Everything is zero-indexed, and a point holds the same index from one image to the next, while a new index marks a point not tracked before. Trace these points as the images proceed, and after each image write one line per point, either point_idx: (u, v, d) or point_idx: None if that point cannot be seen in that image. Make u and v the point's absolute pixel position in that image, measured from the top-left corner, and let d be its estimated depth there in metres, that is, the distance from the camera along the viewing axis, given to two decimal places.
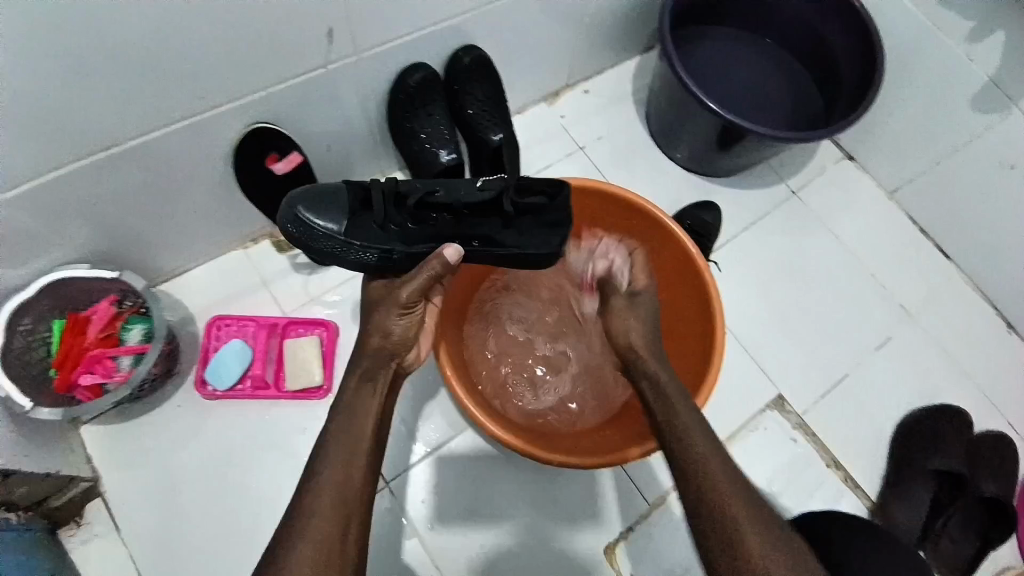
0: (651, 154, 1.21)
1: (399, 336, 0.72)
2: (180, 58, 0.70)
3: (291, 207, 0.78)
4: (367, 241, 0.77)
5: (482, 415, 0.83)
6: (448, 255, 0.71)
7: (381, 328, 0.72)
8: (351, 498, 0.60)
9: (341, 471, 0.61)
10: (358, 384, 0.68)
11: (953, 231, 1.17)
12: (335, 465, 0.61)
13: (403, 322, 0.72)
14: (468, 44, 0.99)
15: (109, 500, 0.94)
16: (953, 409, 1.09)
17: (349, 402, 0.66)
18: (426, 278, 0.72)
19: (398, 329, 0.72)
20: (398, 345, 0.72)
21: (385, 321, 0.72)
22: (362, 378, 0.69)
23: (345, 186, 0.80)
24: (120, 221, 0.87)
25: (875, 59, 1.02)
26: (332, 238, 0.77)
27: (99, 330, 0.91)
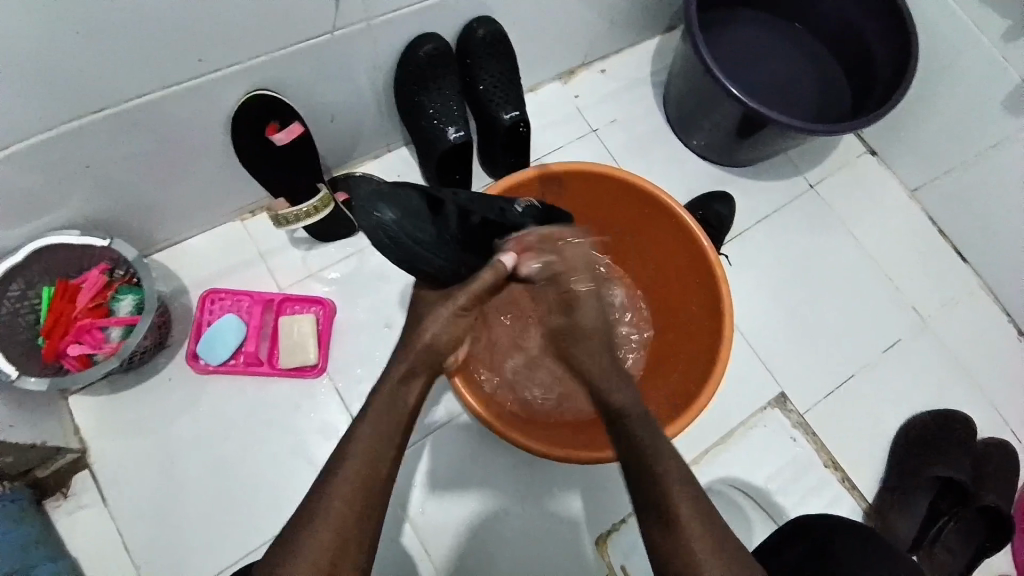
0: (667, 140, 1.16)
1: (449, 336, 0.67)
2: (178, 20, 0.66)
3: (372, 202, 0.69)
4: (450, 248, 0.72)
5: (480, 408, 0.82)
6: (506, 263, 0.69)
7: (433, 324, 0.66)
8: (366, 491, 0.58)
9: (367, 463, 0.59)
10: (402, 379, 0.64)
11: (973, 234, 1.14)
12: (363, 457, 0.59)
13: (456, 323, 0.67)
14: (484, 16, 0.93)
15: (97, 472, 0.92)
16: (960, 416, 1.06)
17: (388, 395, 0.63)
18: (486, 283, 0.68)
19: (450, 328, 0.67)
20: (448, 345, 0.68)
21: (437, 317, 0.66)
22: (409, 369, 0.65)
23: (412, 186, 0.73)
24: (112, 187, 0.83)
25: (910, 53, 0.97)
26: (416, 240, 0.70)
27: (89, 299, 0.88)
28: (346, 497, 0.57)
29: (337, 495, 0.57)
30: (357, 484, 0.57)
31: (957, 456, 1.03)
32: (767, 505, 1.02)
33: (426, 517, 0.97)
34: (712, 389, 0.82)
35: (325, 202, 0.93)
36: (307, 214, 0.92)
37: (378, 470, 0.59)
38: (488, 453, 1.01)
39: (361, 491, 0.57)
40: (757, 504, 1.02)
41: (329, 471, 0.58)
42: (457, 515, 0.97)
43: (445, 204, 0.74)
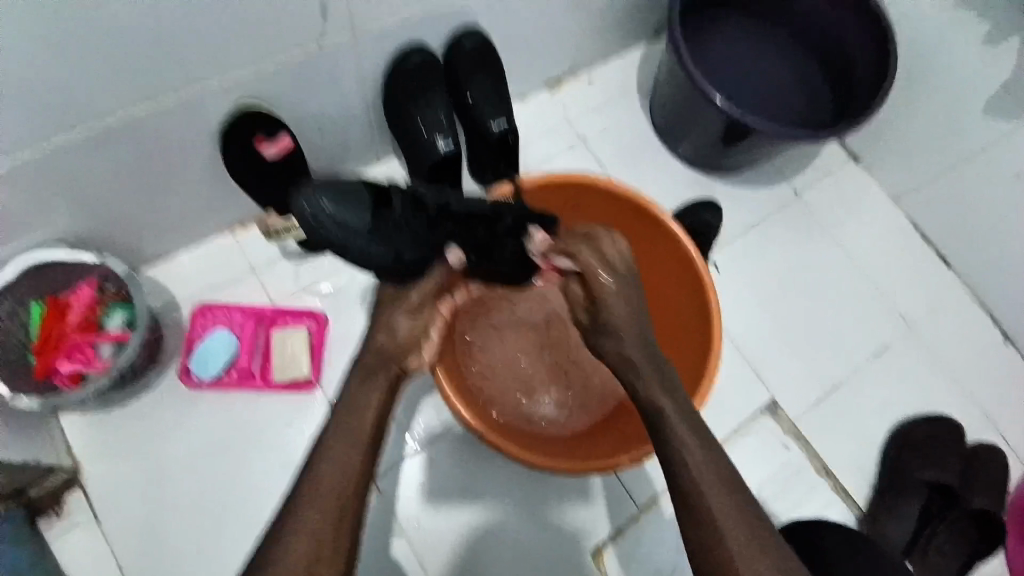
0: (654, 148, 1.18)
1: (404, 333, 0.72)
2: (164, 36, 0.66)
3: (312, 191, 0.72)
4: (383, 238, 0.72)
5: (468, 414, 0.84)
6: (454, 260, 0.75)
7: (387, 326, 0.72)
8: (343, 498, 0.60)
9: (341, 473, 0.60)
10: (361, 385, 0.67)
11: (956, 239, 1.16)
12: (338, 466, 0.61)
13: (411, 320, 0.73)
14: (470, 26, 0.95)
15: (90, 490, 0.92)
16: (947, 420, 1.07)
17: (349, 398, 0.66)
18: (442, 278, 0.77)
19: (402, 326, 0.72)
20: (403, 347, 0.72)
21: (391, 318, 0.72)
22: (366, 373, 0.68)
23: (366, 183, 0.75)
24: (102, 203, 0.84)
25: (888, 59, 0.99)
26: (348, 230, 0.71)
27: (80, 315, 0.88)
28: (325, 507, 0.58)
29: (309, 501, 0.58)
30: (328, 493, 0.59)
31: (948, 459, 1.04)
32: None
33: (417, 529, 0.97)
34: (694, 406, 0.82)
35: None
36: None
37: (354, 475, 0.61)
38: (479, 464, 1.00)
39: (332, 501, 0.59)
40: None
41: (305, 481, 0.60)
42: (451, 527, 0.97)
43: (394, 197, 0.75)
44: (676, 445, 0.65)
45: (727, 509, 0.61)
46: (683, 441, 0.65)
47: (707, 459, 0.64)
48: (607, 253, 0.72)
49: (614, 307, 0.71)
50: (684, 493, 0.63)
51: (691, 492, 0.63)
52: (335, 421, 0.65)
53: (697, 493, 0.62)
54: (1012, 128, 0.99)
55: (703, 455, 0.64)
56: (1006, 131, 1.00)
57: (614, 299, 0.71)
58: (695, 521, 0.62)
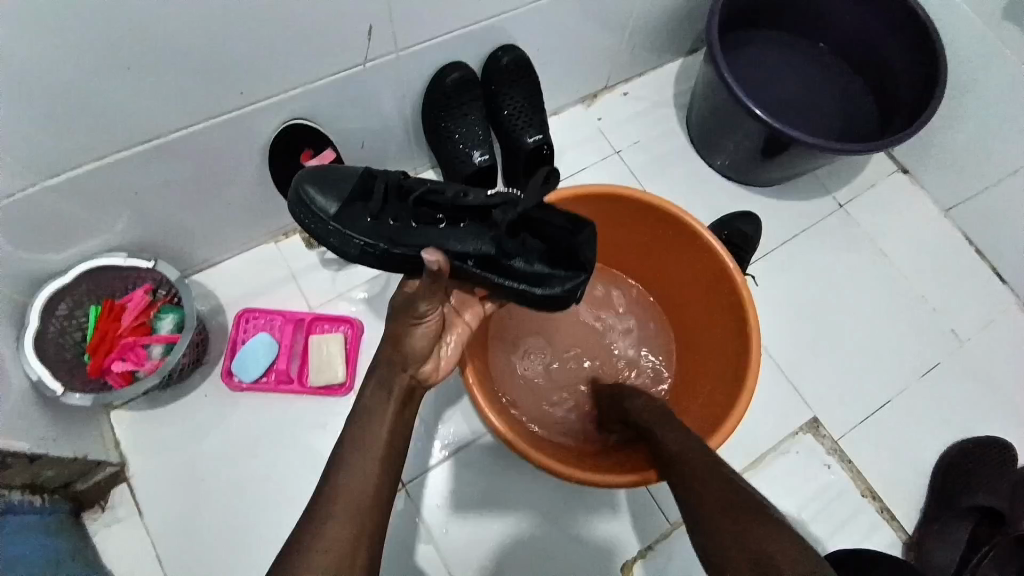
0: (690, 161, 1.17)
1: (416, 345, 0.69)
2: (219, 56, 0.70)
3: (299, 183, 0.79)
4: (357, 228, 0.75)
5: (502, 425, 0.82)
6: (427, 259, 0.62)
7: (395, 338, 0.69)
8: (368, 504, 0.59)
9: (366, 477, 0.61)
10: (376, 393, 0.66)
11: (1013, 254, 1.10)
12: (361, 471, 0.61)
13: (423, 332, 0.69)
14: (508, 44, 0.96)
15: (134, 485, 0.95)
16: (1000, 443, 1.01)
17: (366, 405, 0.65)
18: (435, 288, 0.66)
19: (415, 340, 0.69)
20: (415, 355, 0.69)
21: (400, 330, 0.69)
22: (381, 383, 0.67)
23: (358, 173, 0.80)
24: (156, 212, 0.88)
25: (938, 70, 0.96)
26: (325, 219, 0.76)
27: (132, 318, 0.93)
28: (350, 510, 0.58)
29: (334, 507, 0.58)
30: (351, 498, 0.59)
31: (1000, 484, 0.96)
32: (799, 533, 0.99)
33: (445, 538, 0.96)
34: (735, 419, 0.80)
35: None
36: None
37: (378, 479, 0.61)
38: (506, 475, 1.00)
39: (353, 505, 0.59)
40: None
41: (333, 486, 0.60)
42: (478, 537, 0.97)
43: (377, 186, 0.77)
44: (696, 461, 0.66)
45: (748, 522, 0.58)
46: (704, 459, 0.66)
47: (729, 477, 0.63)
48: None
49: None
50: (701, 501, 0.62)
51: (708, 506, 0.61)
52: (356, 427, 0.64)
53: (719, 505, 0.61)
54: None
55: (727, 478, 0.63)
56: None
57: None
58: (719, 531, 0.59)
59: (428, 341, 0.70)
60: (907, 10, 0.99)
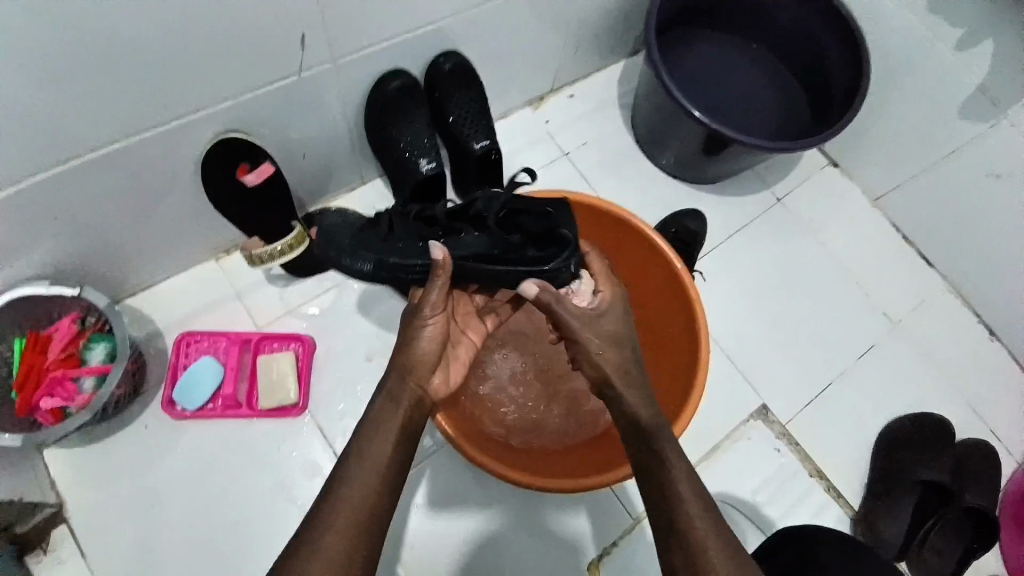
0: (637, 159, 1.19)
1: (427, 351, 0.68)
2: (139, 67, 0.66)
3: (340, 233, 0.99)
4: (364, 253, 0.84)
5: (462, 442, 0.82)
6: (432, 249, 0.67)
7: (404, 345, 0.68)
8: (367, 524, 0.56)
9: (356, 499, 0.57)
10: (388, 412, 0.63)
11: (937, 238, 1.17)
12: (357, 494, 0.57)
13: (433, 341, 0.69)
14: (450, 50, 0.95)
15: (75, 526, 0.89)
16: (940, 418, 1.08)
17: (372, 417, 0.63)
18: (443, 289, 0.69)
19: (423, 345, 0.68)
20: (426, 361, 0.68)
21: (410, 335, 0.68)
22: (390, 394, 0.65)
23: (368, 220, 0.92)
24: (82, 236, 0.82)
25: (863, 67, 1.01)
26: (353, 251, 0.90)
27: (60, 349, 0.86)
28: (336, 538, 0.55)
29: (332, 527, 0.55)
30: (340, 528, 0.55)
31: (937, 459, 1.05)
32: (755, 517, 1.02)
33: (411, 553, 0.95)
34: (694, 404, 0.82)
35: (301, 238, 0.93)
36: (282, 252, 0.92)
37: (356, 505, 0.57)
38: (473, 483, 0.99)
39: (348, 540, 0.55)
40: (747, 518, 1.02)
41: (315, 516, 0.56)
42: (446, 547, 0.96)
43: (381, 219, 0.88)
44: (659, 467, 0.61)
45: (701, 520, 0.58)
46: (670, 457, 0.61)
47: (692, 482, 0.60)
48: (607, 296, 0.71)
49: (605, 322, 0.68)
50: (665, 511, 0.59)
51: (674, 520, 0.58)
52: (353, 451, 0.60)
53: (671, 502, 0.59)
54: (987, 129, 1.00)
55: (692, 484, 0.60)
56: (981, 132, 1.00)
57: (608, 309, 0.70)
58: (682, 549, 0.57)
59: (435, 355, 0.69)
60: (832, 11, 1.03)
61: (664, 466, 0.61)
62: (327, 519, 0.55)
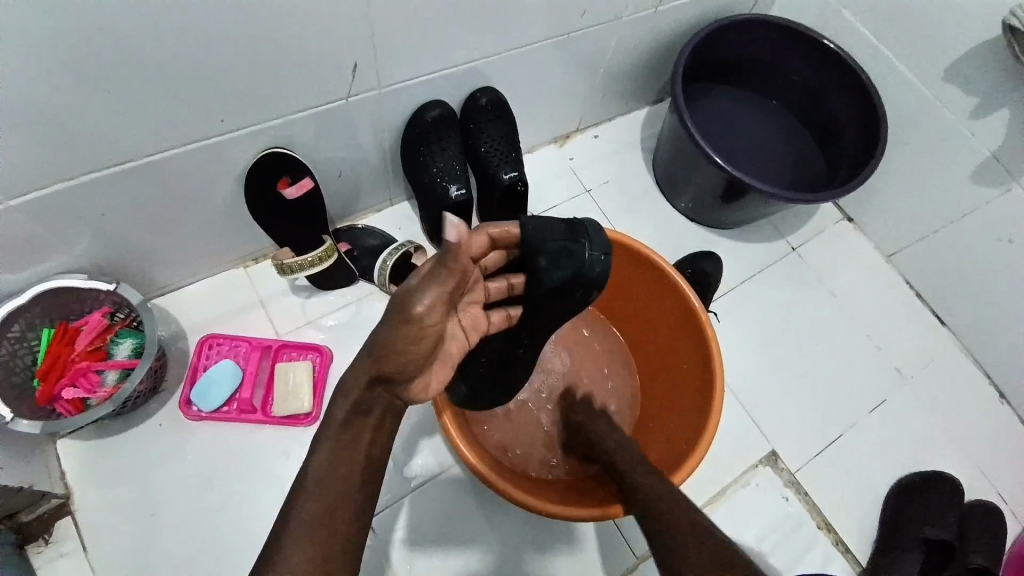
0: (656, 201, 1.22)
1: (428, 326, 0.60)
2: (199, 81, 0.71)
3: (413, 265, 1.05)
4: None
5: (487, 472, 0.82)
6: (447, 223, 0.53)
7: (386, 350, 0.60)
8: (325, 536, 0.57)
9: (335, 506, 0.58)
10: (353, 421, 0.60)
11: (948, 298, 1.19)
12: (316, 502, 0.57)
13: (435, 329, 0.61)
14: (486, 85, 1.00)
15: (80, 519, 0.90)
16: (943, 475, 1.08)
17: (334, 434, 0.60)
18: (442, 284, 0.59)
19: (420, 313, 0.58)
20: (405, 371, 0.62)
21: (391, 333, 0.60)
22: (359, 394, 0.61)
23: None
24: (123, 234, 0.86)
25: (879, 127, 1.05)
26: None
27: (88, 342, 0.89)
28: (315, 547, 0.56)
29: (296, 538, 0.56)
30: (319, 532, 0.57)
31: (945, 517, 1.04)
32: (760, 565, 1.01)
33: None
34: (709, 437, 0.83)
35: (331, 251, 0.97)
36: (312, 263, 0.96)
37: (340, 514, 0.58)
38: (475, 509, 1.00)
39: (325, 550, 0.56)
40: None
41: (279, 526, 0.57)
42: (443, 571, 0.96)
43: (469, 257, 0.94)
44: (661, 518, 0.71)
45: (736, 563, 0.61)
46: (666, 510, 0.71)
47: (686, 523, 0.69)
48: None
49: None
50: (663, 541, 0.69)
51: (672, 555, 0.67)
52: (325, 450, 0.59)
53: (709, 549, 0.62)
54: (1001, 195, 1.02)
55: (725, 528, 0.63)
56: (995, 197, 1.03)
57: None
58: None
59: (433, 340, 0.62)
60: (850, 74, 1.08)
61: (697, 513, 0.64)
62: (309, 524, 0.57)
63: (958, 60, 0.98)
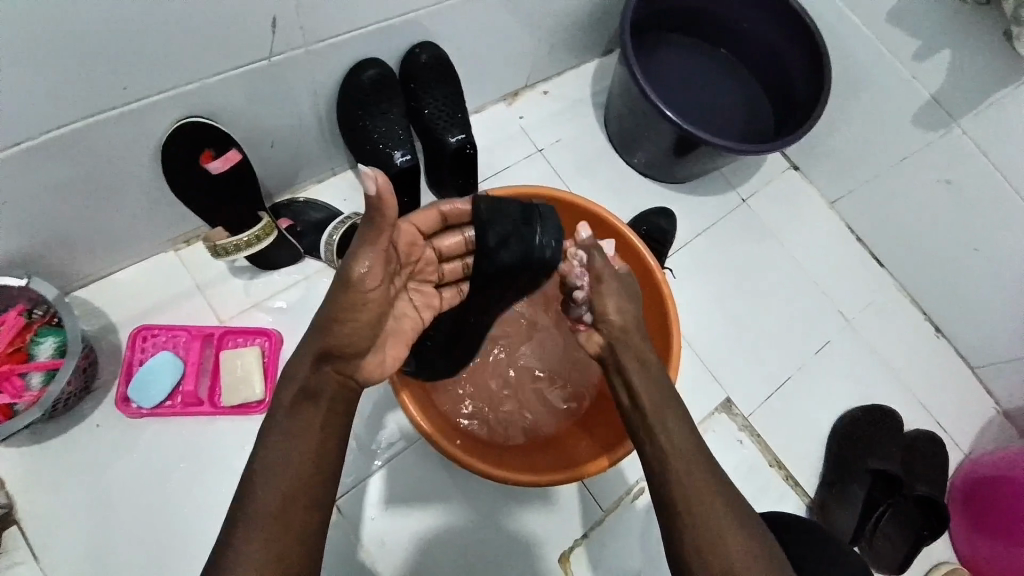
0: (609, 158, 1.20)
1: (370, 294, 0.59)
2: (97, 44, 0.62)
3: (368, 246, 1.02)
4: None
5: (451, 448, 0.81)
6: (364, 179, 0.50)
7: (327, 326, 0.59)
8: (295, 525, 0.55)
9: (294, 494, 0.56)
10: (301, 405, 0.59)
11: (888, 241, 1.23)
12: (275, 490, 0.55)
13: (374, 299, 0.60)
14: (426, 41, 0.93)
15: (20, 532, 0.84)
16: (885, 409, 1.13)
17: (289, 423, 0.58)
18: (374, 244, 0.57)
19: (360, 275, 0.57)
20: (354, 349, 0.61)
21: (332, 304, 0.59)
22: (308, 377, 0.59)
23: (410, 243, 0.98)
24: (30, 222, 0.77)
25: (824, 74, 1.05)
26: None
27: (7, 344, 0.80)
28: (275, 536, 0.54)
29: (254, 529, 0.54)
30: (276, 519, 0.54)
31: (889, 448, 1.09)
32: None
33: (380, 553, 0.93)
34: None
35: (269, 229, 0.91)
36: (247, 243, 0.89)
37: (305, 504, 0.56)
38: (445, 480, 0.99)
39: (281, 540, 0.54)
40: None
41: (235, 519, 0.55)
42: (417, 545, 0.95)
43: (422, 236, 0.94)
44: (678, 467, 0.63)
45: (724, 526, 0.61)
46: (681, 463, 0.63)
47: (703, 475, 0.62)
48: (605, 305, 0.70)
49: (614, 316, 0.70)
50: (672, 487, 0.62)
51: (683, 502, 0.61)
52: (274, 433, 0.57)
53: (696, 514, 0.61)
54: (940, 137, 1.05)
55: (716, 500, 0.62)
56: (935, 139, 1.06)
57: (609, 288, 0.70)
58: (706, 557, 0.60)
59: (378, 308, 0.61)
60: (796, 21, 1.07)
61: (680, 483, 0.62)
62: (265, 510, 0.54)
63: (901, 3, 0.99)
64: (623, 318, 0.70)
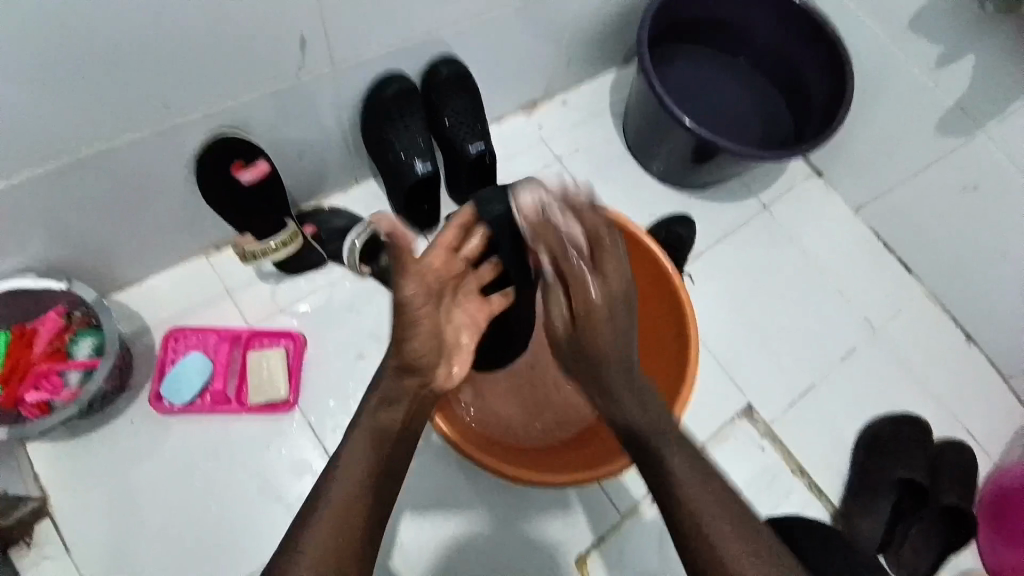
0: (628, 165, 1.20)
1: (421, 312, 0.64)
2: (136, 65, 0.66)
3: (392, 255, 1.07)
4: None
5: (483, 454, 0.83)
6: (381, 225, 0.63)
7: (396, 346, 0.64)
8: (362, 514, 0.57)
9: (366, 485, 0.58)
10: (384, 411, 0.63)
11: (915, 248, 1.21)
12: (347, 481, 0.58)
13: (424, 312, 0.64)
14: (447, 54, 0.96)
15: (58, 523, 0.88)
16: (910, 417, 1.11)
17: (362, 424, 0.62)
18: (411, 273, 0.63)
19: (408, 299, 0.62)
20: (422, 362, 0.66)
21: (398, 334, 0.64)
22: (388, 395, 0.64)
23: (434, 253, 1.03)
24: (74, 230, 0.82)
25: (846, 79, 1.03)
26: None
27: (46, 343, 0.85)
28: (343, 524, 0.55)
29: (325, 516, 0.55)
30: (348, 510, 0.56)
31: (916, 457, 1.07)
32: None
33: (401, 551, 0.96)
34: (686, 392, 0.84)
35: (295, 236, 0.94)
36: (274, 250, 0.93)
37: (365, 499, 0.58)
38: (463, 480, 1.00)
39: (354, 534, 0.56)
40: None
41: (307, 510, 0.57)
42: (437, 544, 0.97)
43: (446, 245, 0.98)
44: (680, 486, 0.60)
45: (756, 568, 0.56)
46: (701, 507, 0.58)
47: (708, 483, 0.60)
48: (602, 288, 0.65)
49: (599, 336, 0.65)
50: (688, 508, 0.58)
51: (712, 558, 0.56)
52: (356, 439, 0.61)
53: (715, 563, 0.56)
54: (966, 144, 1.03)
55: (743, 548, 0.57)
56: (960, 146, 1.04)
57: (600, 318, 0.65)
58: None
59: (433, 322, 0.66)
60: (816, 32, 1.07)
61: (699, 528, 0.57)
62: (340, 500, 0.57)
63: (925, 10, 0.97)
64: (616, 349, 0.65)
